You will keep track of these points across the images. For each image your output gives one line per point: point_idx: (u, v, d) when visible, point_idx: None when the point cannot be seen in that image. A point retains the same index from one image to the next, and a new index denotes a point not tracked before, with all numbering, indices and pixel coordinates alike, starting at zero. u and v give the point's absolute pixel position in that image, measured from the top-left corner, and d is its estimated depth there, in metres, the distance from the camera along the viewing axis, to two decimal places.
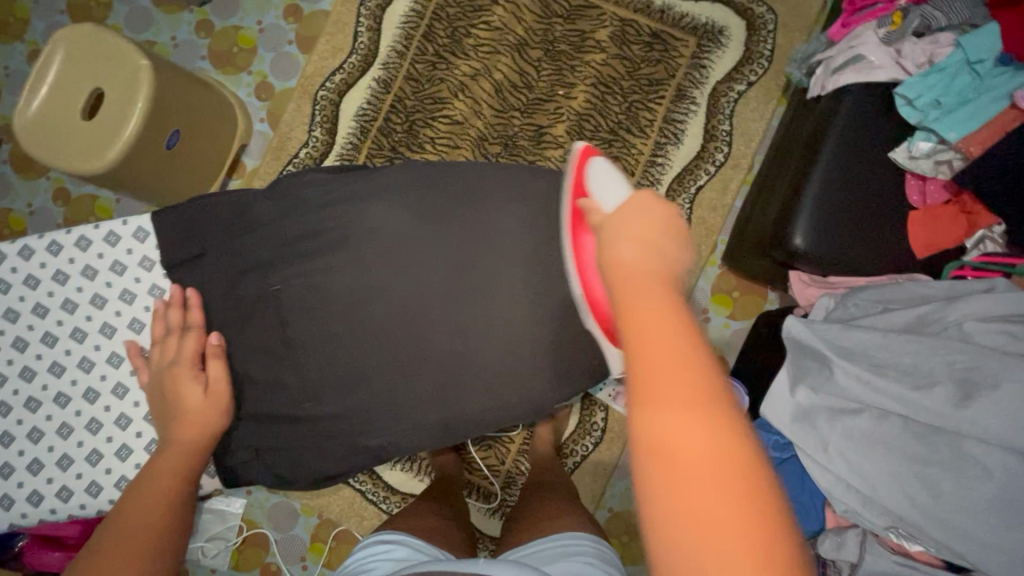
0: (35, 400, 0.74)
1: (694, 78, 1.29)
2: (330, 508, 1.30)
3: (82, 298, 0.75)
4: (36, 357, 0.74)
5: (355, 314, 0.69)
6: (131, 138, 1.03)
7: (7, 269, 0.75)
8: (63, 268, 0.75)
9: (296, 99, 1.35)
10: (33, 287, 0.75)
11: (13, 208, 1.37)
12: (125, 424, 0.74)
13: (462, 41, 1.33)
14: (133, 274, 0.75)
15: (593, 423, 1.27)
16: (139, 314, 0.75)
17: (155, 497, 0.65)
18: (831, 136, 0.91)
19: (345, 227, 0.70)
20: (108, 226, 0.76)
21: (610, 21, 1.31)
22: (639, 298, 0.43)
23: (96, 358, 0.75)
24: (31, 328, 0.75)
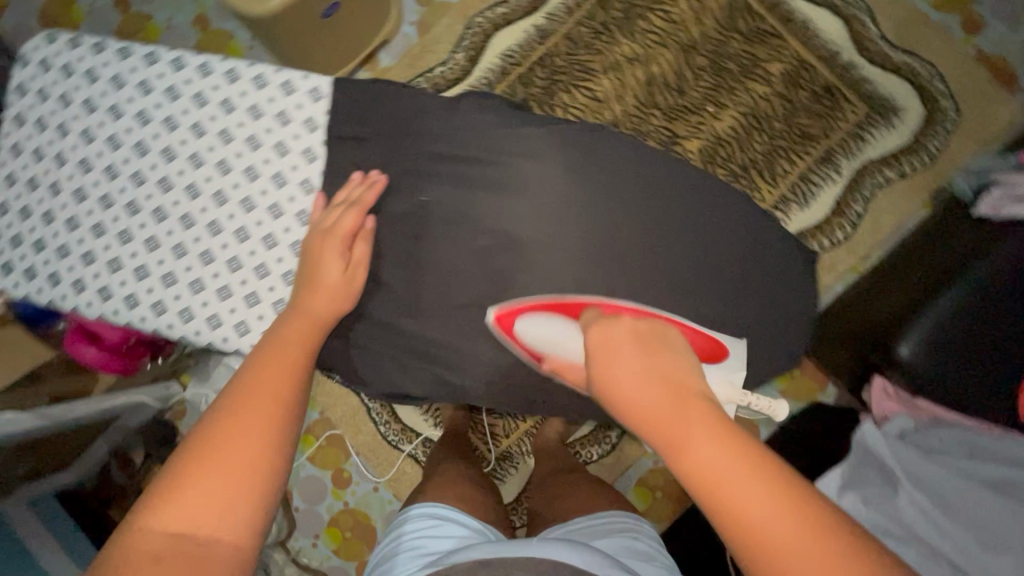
0: (163, 212, 0.75)
1: (847, 147, 1.23)
2: (333, 410, 1.33)
3: (212, 128, 0.75)
4: (177, 172, 0.75)
5: (467, 250, 0.68)
6: None
7: (157, 74, 0.76)
8: (208, 94, 0.75)
9: (451, 17, 1.32)
10: (173, 100, 0.75)
11: (154, 18, 1.39)
12: (207, 261, 0.74)
13: (632, 22, 1.27)
14: (267, 123, 0.75)
15: (606, 436, 1.25)
16: (284, 170, 0.75)
17: (276, 373, 0.64)
18: (985, 261, 0.84)
19: (489, 164, 0.69)
20: (263, 70, 0.76)
21: (787, 58, 1.24)
22: (645, 388, 0.51)
23: (206, 189, 0.75)
24: (158, 137, 0.75)
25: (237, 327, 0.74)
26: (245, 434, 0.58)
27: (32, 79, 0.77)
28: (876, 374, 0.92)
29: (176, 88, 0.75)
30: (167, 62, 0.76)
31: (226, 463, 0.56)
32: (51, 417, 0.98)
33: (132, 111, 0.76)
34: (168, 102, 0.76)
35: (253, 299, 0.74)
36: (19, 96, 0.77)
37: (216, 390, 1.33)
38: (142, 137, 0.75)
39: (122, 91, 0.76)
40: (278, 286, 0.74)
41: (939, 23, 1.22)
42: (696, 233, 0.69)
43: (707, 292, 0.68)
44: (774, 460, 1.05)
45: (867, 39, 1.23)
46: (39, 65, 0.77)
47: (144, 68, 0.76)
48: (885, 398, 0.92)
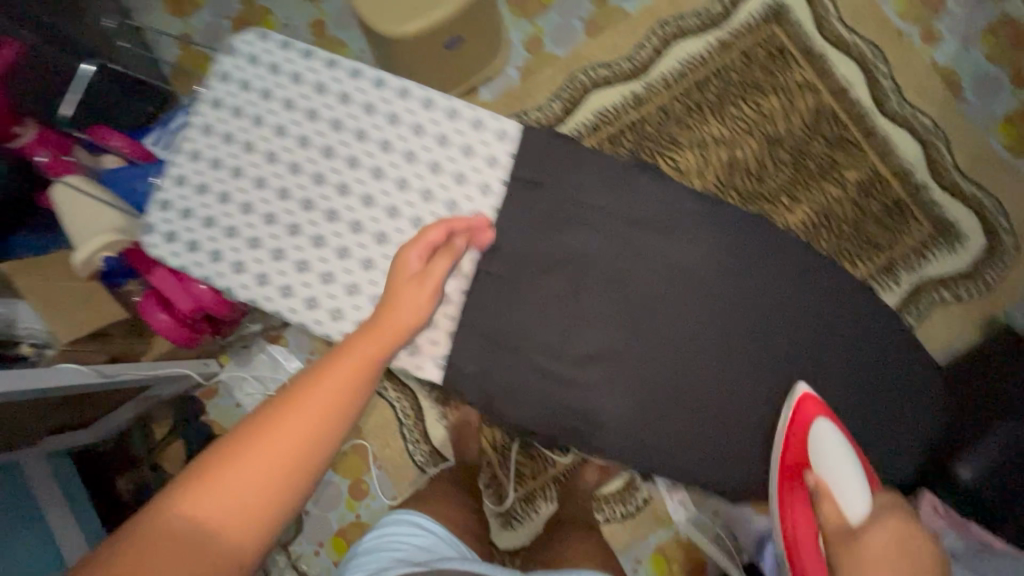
0: (335, 215, 0.80)
1: (909, 262, 1.28)
2: (366, 419, 1.32)
3: (397, 146, 0.81)
4: (357, 181, 0.81)
5: (588, 304, 0.82)
6: (430, 24, 1.10)
7: (356, 88, 0.81)
8: (399, 114, 0.81)
9: (555, 69, 1.39)
10: (367, 114, 0.81)
11: (275, 13, 1.47)
12: (368, 267, 0.80)
13: (725, 106, 1.34)
14: (450, 153, 0.82)
15: (632, 497, 1.25)
16: (458, 200, 0.82)
17: (346, 372, 0.64)
18: None
19: (620, 238, 0.82)
20: (453, 103, 0.82)
21: (865, 168, 1.31)
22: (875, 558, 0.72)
23: (380, 202, 0.80)
24: (345, 146, 0.81)
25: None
26: (280, 446, 0.57)
27: (237, 68, 0.82)
28: (926, 489, 0.94)
29: (374, 105, 0.81)
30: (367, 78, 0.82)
31: (252, 471, 0.56)
32: (105, 376, 0.99)
33: (325, 116, 0.81)
34: (363, 115, 0.81)
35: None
36: (219, 81, 0.82)
37: (255, 375, 1.34)
38: (332, 143, 0.81)
39: (322, 96, 0.81)
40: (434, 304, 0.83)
41: (1009, 164, 1.30)
42: (777, 325, 0.83)
43: (777, 375, 0.83)
44: None
45: (940, 166, 1.30)
46: (245, 55, 0.81)
47: (347, 79, 0.81)
48: (933, 514, 0.93)
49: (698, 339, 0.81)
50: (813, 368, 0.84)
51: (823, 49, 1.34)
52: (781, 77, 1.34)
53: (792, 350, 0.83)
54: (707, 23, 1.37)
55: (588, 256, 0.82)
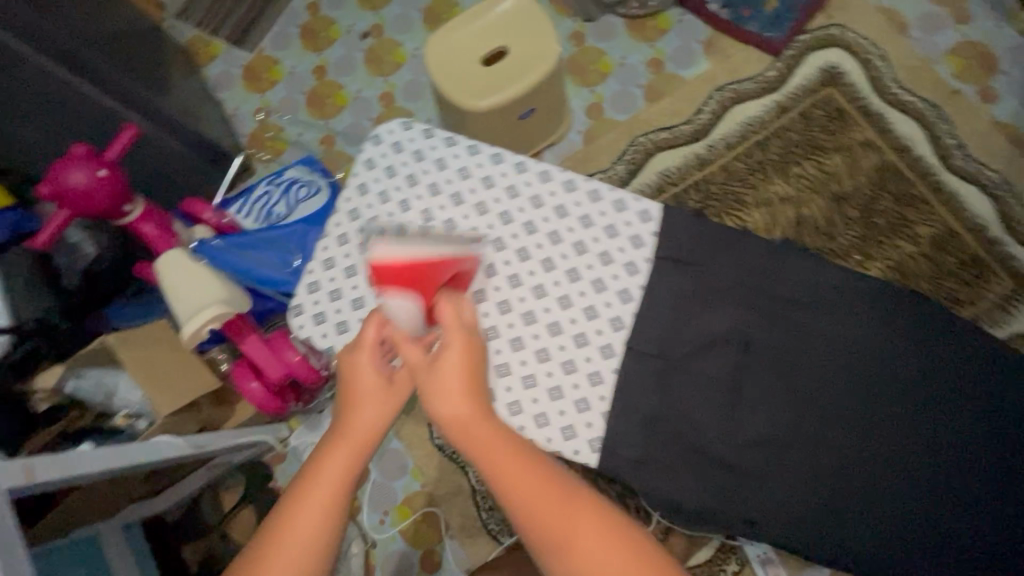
0: (482, 295, 0.80)
1: (992, 318, 1.25)
2: (438, 485, 1.29)
3: (542, 227, 0.81)
4: (503, 261, 0.80)
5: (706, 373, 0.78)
6: (509, 99, 1.17)
7: (500, 172, 0.83)
8: (543, 196, 0.82)
9: (617, 133, 1.44)
10: (511, 196, 0.82)
11: (346, 87, 1.56)
12: (517, 347, 0.78)
13: (788, 166, 1.37)
14: (595, 233, 0.80)
15: (721, 570, 1.18)
16: (604, 278, 0.79)
17: (330, 488, 0.61)
18: None
19: (738, 302, 0.79)
20: (596, 183, 0.82)
21: (937, 224, 1.30)
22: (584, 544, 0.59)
23: (527, 281, 0.79)
24: (491, 227, 0.81)
25: (536, 418, 0.76)
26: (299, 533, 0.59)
27: (381, 155, 0.85)
28: None
29: (517, 187, 0.82)
30: (509, 162, 0.83)
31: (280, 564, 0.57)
32: (197, 446, 0.98)
33: (470, 198, 0.82)
34: (506, 198, 0.82)
35: (556, 393, 0.77)
36: (364, 167, 0.85)
37: None
38: (476, 225, 0.81)
39: (467, 181, 0.83)
40: (582, 386, 0.77)
41: None
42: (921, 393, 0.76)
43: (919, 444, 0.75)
44: None
45: (1015, 220, 1.29)
46: (391, 145, 0.85)
47: (489, 163, 0.83)
48: None
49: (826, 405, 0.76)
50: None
51: (881, 109, 1.37)
52: (843, 136, 1.37)
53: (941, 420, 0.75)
54: (764, 87, 1.42)
55: (702, 321, 0.79)
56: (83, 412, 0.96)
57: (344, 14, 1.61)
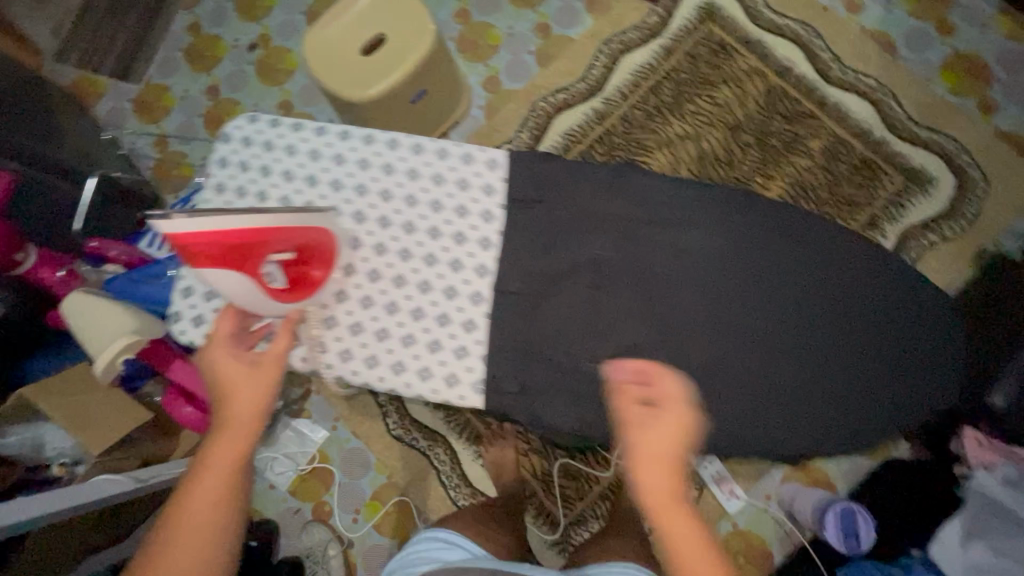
0: (352, 267, 0.86)
1: (889, 213, 1.32)
2: (402, 473, 1.31)
3: (398, 194, 0.87)
4: (368, 233, 0.86)
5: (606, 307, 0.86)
6: (395, 84, 1.17)
7: (350, 147, 0.88)
8: (394, 164, 0.88)
9: (517, 101, 1.46)
10: (364, 170, 0.87)
11: (242, 102, 1.54)
12: (392, 310, 0.85)
13: (682, 105, 1.42)
14: (448, 190, 0.87)
15: (683, 497, 1.23)
16: (462, 230, 0.87)
17: (221, 464, 0.67)
18: None
19: (613, 237, 0.88)
20: (443, 144, 0.89)
21: (826, 135, 1.37)
22: (674, 513, 0.66)
23: (392, 247, 0.86)
24: (349, 203, 0.86)
25: (419, 372, 0.84)
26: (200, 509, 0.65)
27: (234, 154, 0.88)
28: (965, 424, 0.96)
29: (367, 160, 0.87)
30: (359, 138, 0.89)
31: (187, 539, 0.63)
32: (140, 481, 0.98)
33: (325, 179, 0.87)
34: (359, 172, 0.88)
35: (435, 345, 0.85)
36: (220, 168, 0.88)
37: (284, 454, 1.33)
38: (336, 203, 0.86)
39: (319, 162, 0.87)
40: (458, 332, 0.85)
41: (958, 105, 1.36)
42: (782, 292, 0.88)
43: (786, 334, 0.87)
44: (869, 516, 1.01)
45: (895, 119, 1.36)
46: (240, 140, 0.88)
47: (339, 143, 0.88)
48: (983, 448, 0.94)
49: (706, 318, 0.86)
50: (821, 327, 0.89)
51: (759, 36, 1.43)
52: (728, 68, 1.42)
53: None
54: (647, 33, 1.46)
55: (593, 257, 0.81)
56: (14, 465, 0.93)
57: (226, 30, 1.59)
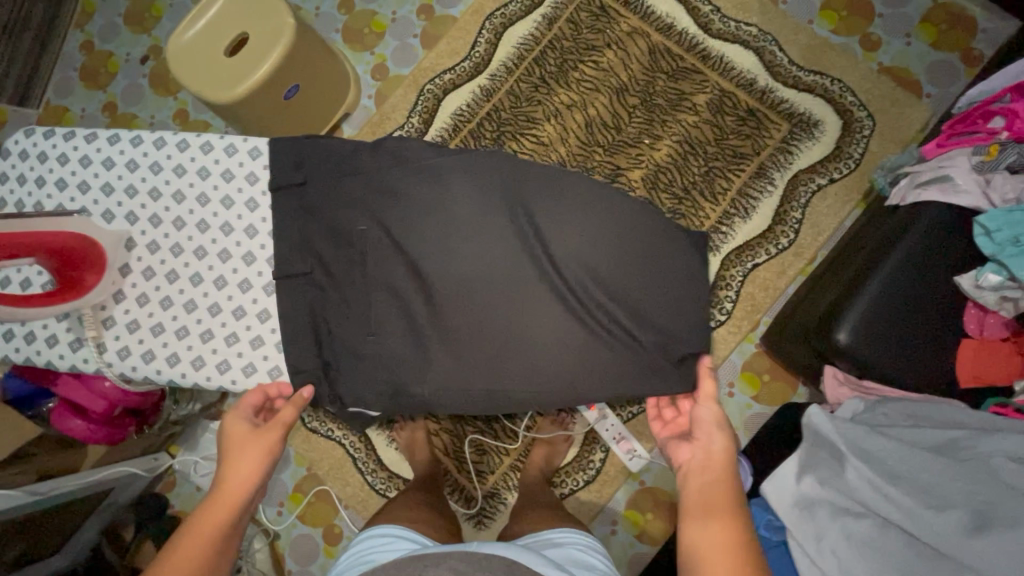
0: (127, 268, 0.86)
1: (777, 161, 1.31)
2: (320, 464, 1.34)
3: (166, 191, 0.87)
4: (139, 232, 0.87)
5: (420, 285, 0.83)
6: (258, 81, 1.17)
7: (117, 150, 0.88)
8: (161, 162, 0.88)
9: (405, 86, 1.46)
10: (132, 171, 0.88)
11: (139, 115, 1.55)
12: (166, 306, 0.86)
13: (568, 73, 1.41)
14: (212, 181, 0.87)
15: (589, 461, 1.26)
16: (231, 220, 0.87)
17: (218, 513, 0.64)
18: (910, 235, 0.88)
19: None
20: (207, 137, 0.89)
21: (711, 89, 1.36)
22: (714, 472, 0.66)
23: (162, 244, 0.86)
24: (119, 205, 0.87)
25: (192, 362, 0.84)
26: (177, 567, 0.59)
27: (13, 168, 0.89)
28: (828, 362, 0.93)
29: (134, 161, 0.88)
30: (128, 141, 0.89)
31: None
32: (31, 493, 1.03)
33: (95, 184, 0.87)
34: (128, 172, 0.88)
35: (208, 335, 0.85)
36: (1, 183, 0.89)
37: (204, 456, 1.36)
38: (107, 206, 0.87)
39: (88, 168, 0.88)
40: (229, 321, 0.85)
41: (841, 45, 1.35)
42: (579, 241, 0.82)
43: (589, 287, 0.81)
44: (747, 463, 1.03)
45: (778, 65, 1.35)
46: (17, 154, 0.89)
47: (107, 146, 0.88)
48: (837, 385, 0.92)
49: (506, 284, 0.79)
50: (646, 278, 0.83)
51: None
52: (609, 31, 1.41)
53: (643, 266, 0.83)
54: (528, 4, 1.45)
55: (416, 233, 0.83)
56: None
57: (118, 45, 1.59)
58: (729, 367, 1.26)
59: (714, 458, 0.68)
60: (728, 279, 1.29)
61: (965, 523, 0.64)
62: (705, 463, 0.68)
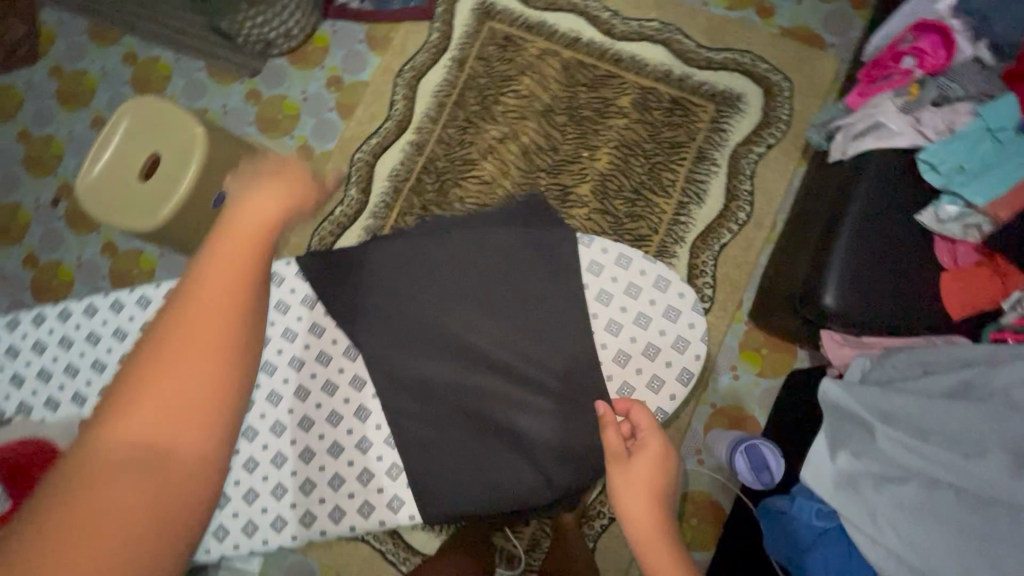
0: None
1: (714, 141, 1.34)
2: (348, 568, 1.26)
3: (111, 359, 0.80)
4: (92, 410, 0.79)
5: (255, 411, 0.81)
6: (181, 199, 1.11)
7: (46, 330, 0.81)
8: (98, 330, 0.81)
9: (334, 161, 1.43)
10: (67, 347, 0.81)
11: (64, 260, 1.46)
12: None
13: (492, 108, 1.40)
14: None
15: None
16: (54, 394, 0.80)
17: (225, 267, 0.52)
18: (863, 182, 0.88)
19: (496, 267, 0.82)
20: (142, 290, 0.81)
21: (632, 90, 1.38)
22: (651, 490, 0.66)
23: None
24: (62, 388, 0.80)
25: None
26: (205, 327, 0.49)
27: None
28: (822, 327, 0.93)
29: (69, 337, 0.81)
30: (55, 316, 0.81)
31: (181, 367, 0.48)
32: None
33: (29, 374, 0.81)
34: (64, 351, 0.81)
35: None
36: None
37: None
38: (50, 393, 0.80)
39: (19, 359, 0.81)
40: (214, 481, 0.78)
41: (739, 19, 1.39)
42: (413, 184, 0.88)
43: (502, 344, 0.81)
44: (773, 444, 1.03)
45: (688, 51, 1.38)
46: None
47: (34, 328, 0.81)
48: (837, 346, 0.92)
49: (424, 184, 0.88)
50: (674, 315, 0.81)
51: (538, 18, 1.43)
52: (519, 58, 1.42)
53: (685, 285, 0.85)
54: (434, 52, 1.44)
55: (474, 314, 0.81)
56: None
57: (24, 194, 1.51)
58: (727, 351, 1.25)
59: (655, 455, 0.68)
60: (701, 267, 1.29)
61: (1006, 466, 0.70)
62: (648, 452, 0.68)
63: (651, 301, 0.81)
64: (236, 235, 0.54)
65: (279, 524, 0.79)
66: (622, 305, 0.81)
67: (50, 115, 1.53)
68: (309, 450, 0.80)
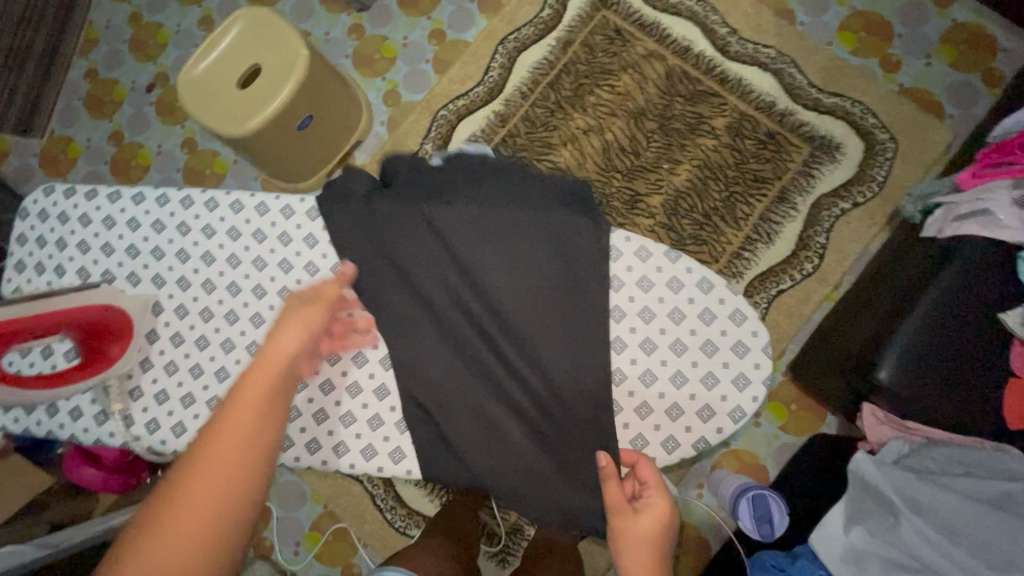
0: (180, 338, 0.83)
1: (800, 185, 1.29)
2: (337, 501, 1.31)
3: (194, 253, 0.84)
4: (168, 295, 0.84)
5: None
6: (272, 114, 1.14)
7: (142, 210, 0.85)
8: (188, 222, 0.84)
9: (418, 112, 1.44)
10: (158, 231, 0.84)
11: (146, 145, 1.52)
12: (197, 374, 0.82)
13: (584, 98, 1.38)
14: (245, 242, 0.83)
15: None
16: (138, 270, 0.84)
17: (244, 413, 0.57)
18: (950, 269, 0.85)
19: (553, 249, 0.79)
20: (237, 195, 0.84)
21: (730, 113, 1.34)
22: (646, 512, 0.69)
23: (191, 309, 0.83)
24: (145, 267, 0.84)
25: None
26: (209, 475, 0.52)
27: (51, 231, 0.87)
28: (866, 400, 0.92)
29: (161, 222, 0.84)
30: (153, 199, 0.85)
31: (186, 519, 0.49)
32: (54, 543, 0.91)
33: (119, 246, 0.85)
34: (154, 234, 0.85)
35: None
36: (41, 246, 0.87)
37: None
38: (134, 269, 0.84)
39: (112, 230, 0.85)
40: None
41: (860, 66, 1.33)
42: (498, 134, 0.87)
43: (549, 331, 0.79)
44: (782, 499, 1.01)
45: (798, 87, 1.33)
46: (37, 215, 0.87)
47: (132, 206, 0.85)
48: (877, 423, 0.91)
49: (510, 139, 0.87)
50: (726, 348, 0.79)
51: (654, 18, 1.40)
52: (625, 54, 1.39)
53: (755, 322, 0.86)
54: (542, 28, 1.42)
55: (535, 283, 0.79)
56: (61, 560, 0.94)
57: (123, 73, 1.56)
58: None
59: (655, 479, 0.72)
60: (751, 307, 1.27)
61: None
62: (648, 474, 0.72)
63: (722, 331, 0.79)
64: (257, 378, 0.60)
65: (313, 446, 0.83)
66: (692, 328, 0.80)
67: (163, 4, 1.58)
68: (357, 386, 0.84)
